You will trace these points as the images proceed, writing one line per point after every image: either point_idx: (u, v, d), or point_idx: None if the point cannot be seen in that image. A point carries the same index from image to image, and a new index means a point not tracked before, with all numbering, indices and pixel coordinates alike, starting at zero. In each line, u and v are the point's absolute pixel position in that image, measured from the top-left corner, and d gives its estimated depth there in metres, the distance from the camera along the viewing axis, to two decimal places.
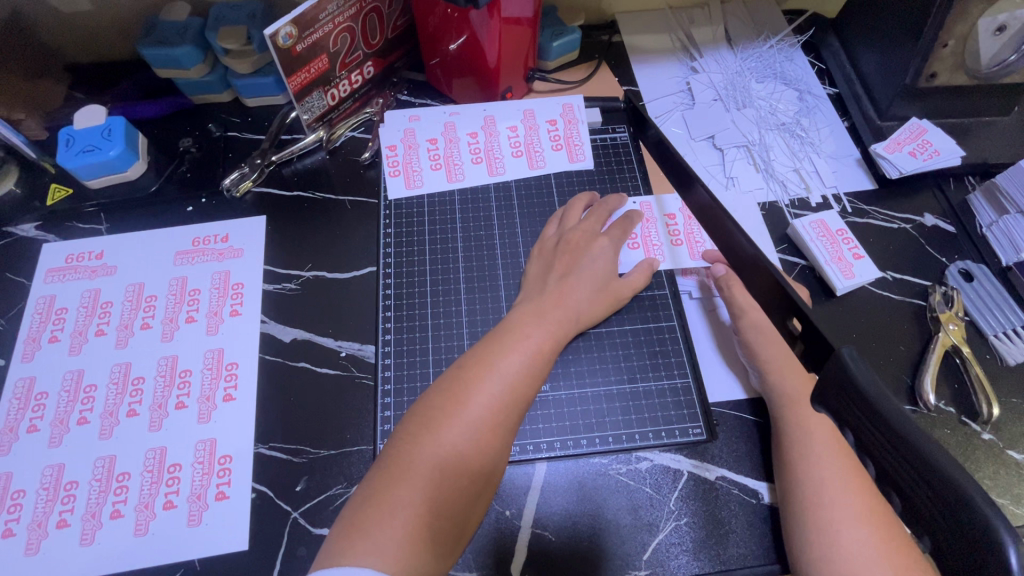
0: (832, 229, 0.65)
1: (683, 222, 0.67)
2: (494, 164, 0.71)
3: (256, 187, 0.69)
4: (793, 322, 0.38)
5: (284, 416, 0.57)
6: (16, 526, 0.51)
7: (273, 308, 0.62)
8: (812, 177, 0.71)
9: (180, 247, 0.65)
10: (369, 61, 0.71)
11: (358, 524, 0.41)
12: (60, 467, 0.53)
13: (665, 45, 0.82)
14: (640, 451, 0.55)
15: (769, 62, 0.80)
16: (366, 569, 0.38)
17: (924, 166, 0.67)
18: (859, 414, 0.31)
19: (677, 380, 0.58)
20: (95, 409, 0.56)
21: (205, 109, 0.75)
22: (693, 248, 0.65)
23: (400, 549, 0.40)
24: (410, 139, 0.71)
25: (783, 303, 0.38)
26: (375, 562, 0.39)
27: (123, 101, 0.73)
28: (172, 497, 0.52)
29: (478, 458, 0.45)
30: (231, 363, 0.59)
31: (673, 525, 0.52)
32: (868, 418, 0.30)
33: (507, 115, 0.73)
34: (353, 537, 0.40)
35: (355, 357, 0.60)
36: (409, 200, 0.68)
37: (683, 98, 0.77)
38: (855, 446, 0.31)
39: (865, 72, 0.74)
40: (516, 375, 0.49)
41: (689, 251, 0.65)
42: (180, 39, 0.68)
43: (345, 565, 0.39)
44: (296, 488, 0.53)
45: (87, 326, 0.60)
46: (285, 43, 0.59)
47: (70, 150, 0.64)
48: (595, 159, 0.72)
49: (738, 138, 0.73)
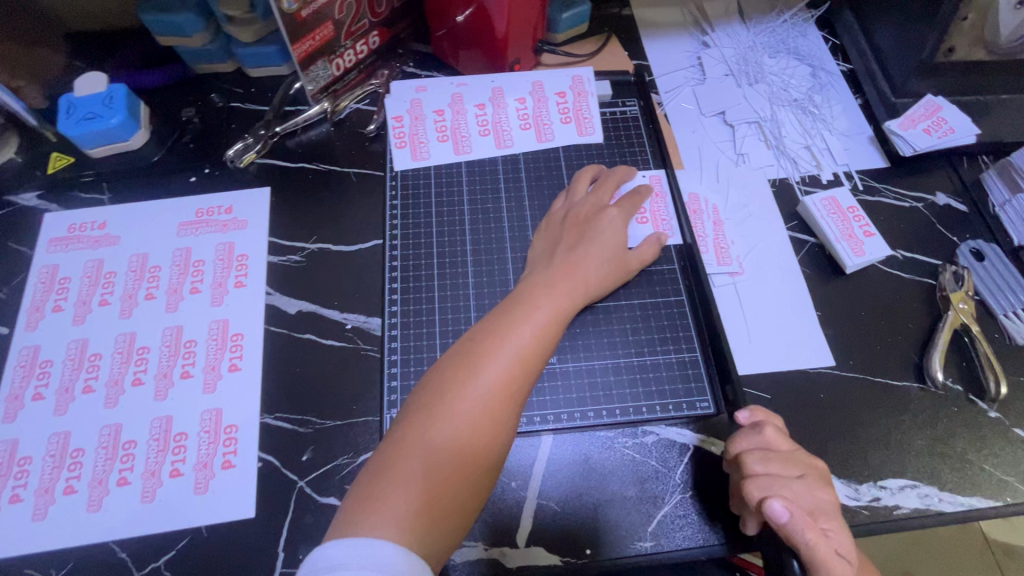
0: (843, 207, 0.65)
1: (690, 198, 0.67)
2: (501, 136, 0.69)
3: (260, 159, 0.68)
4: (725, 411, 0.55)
5: (290, 387, 0.56)
6: (23, 491, 0.51)
7: (279, 280, 0.62)
8: (824, 154, 0.70)
9: (183, 217, 0.64)
10: (374, 30, 0.70)
11: (371, 494, 0.41)
12: (66, 434, 0.53)
13: (675, 19, 0.80)
14: (646, 425, 0.55)
15: (782, 37, 0.78)
16: (380, 540, 0.38)
17: (939, 143, 0.66)
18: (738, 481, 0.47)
19: (685, 355, 0.58)
20: (100, 378, 0.56)
21: (207, 79, 0.74)
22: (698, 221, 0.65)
23: (415, 519, 0.40)
24: (416, 110, 0.70)
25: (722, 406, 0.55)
26: (390, 532, 0.39)
27: (124, 69, 0.72)
28: (178, 465, 0.52)
29: (489, 430, 0.45)
30: (236, 335, 0.58)
31: (678, 498, 0.52)
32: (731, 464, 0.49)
33: (516, 87, 0.72)
34: (367, 507, 0.40)
35: (361, 330, 0.59)
36: (416, 172, 0.67)
37: (694, 73, 0.76)
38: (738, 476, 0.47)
39: (880, 47, 0.72)
40: (526, 347, 0.49)
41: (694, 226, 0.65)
42: (182, 5, 0.67)
43: (360, 536, 0.39)
44: (302, 457, 0.53)
45: (91, 295, 0.60)
46: (290, 8, 0.58)
47: (72, 117, 0.63)
48: (604, 133, 0.70)
49: (750, 114, 0.72)
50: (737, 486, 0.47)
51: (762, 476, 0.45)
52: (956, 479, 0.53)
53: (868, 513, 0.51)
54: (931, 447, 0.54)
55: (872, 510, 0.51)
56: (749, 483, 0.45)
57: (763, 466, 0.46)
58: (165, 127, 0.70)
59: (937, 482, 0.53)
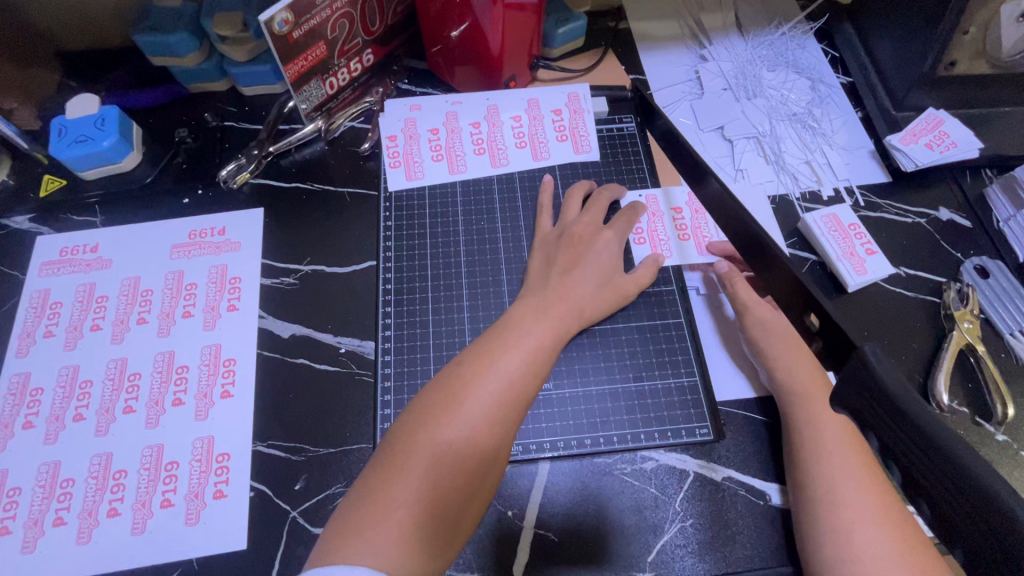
0: (844, 223, 0.64)
1: (690, 215, 0.65)
2: (497, 155, 0.69)
3: (254, 179, 0.68)
4: (811, 318, 0.36)
5: (283, 413, 0.56)
6: (11, 523, 0.50)
7: (272, 303, 0.61)
8: (824, 169, 0.69)
9: (176, 240, 0.64)
10: (368, 48, 0.69)
11: (351, 524, 0.40)
12: (56, 464, 0.53)
13: (673, 32, 0.79)
14: (644, 451, 0.54)
15: (780, 50, 0.78)
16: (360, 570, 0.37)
17: (941, 158, 0.64)
18: (883, 415, 0.29)
19: (684, 378, 0.57)
20: (91, 406, 0.55)
21: (201, 98, 0.73)
22: (700, 241, 0.64)
23: (397, 549, 0.39)
24: (410, 129, 0.69)
25: (799, 299, 0.37)
26: (370, 562, 0.38)
27: (116, 89, 0.71)
28: (169, 496, 0.51)
29: (475, 458, 0.44)
30: (228, 360, 0.58)
31: (678, 526, 0.51)
32: (927, 456, 0.27)
33: (511, 105, 0.71)
34: (346, 537, 0.40)
35: (354, 354, 0.58)
36: (410, 192, 0.67)
37: (692, 88, 0.75)
38: (902, 488, 0.28)
39: (881, 60, 0.71)
40: (516, 372, 0.48)
41: (696, 246, 0.63)
42: (174, 26, 0.66)
43: (338, 565, 0.38)
44: (295, 486, 0.53)
45: (83, 320, 0.59)
46: (281, 30, 0.57)
47: (63, 140, 0.62)
48: (601, 150, 0.70)
49: (748, 129, 0.71)
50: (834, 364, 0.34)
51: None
52: None
53: None
54: None
55: None
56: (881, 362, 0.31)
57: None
58: (159, 148, 0.69)
59: None
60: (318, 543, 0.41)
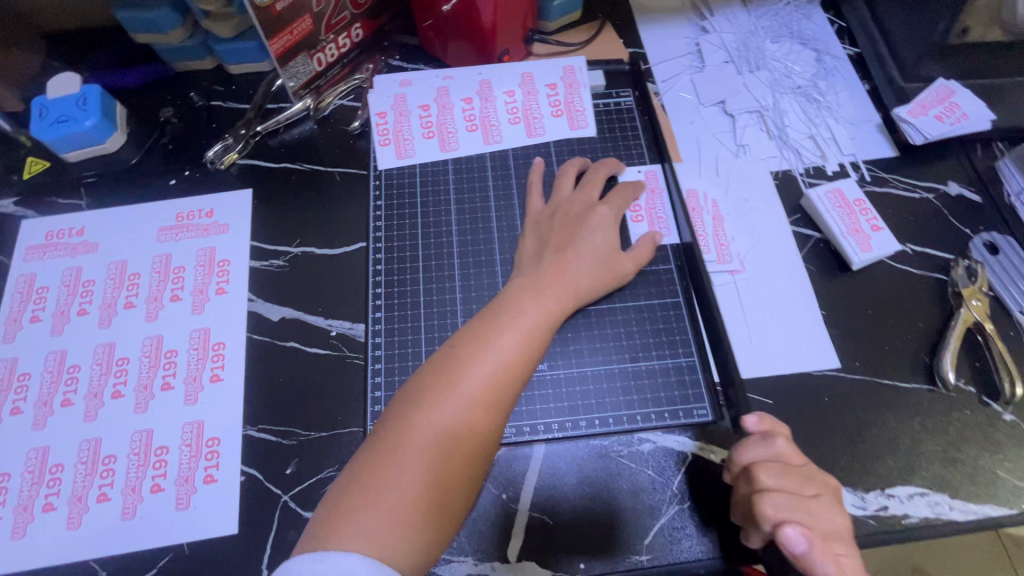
0: (850, 199, 0.62)
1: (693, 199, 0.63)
2: (490, 131, 0.67)
3: (241, 159, 0.66)
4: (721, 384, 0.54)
5: (272, 398, 0.55)
6: (1, 509, 0.50)
7: (262, 286, 0.60)
8: (829, 143, 0.67)
9: (163, 222, 0.62)
10: (357, 23, 0.67)
11: (345, 508, 0.40)
12: (44, 449, 0.52)
13: (673, 3, 0.77)
14: (642, 433, 0.53)
15: (785, 21, 0.75)
16: (351, 555, 0.36)
17: (951, 131, 0.62)
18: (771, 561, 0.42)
19: (682, 358, 0.56)
20: (79, 391, 0.54)
21: (186, 77, 0.71)
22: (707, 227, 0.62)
23: (393, 533, 0.39)
24: (401, 105, 0.67)
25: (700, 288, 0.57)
26: (363, 546, 0.38)
27: (101, 71, 0.70)
28: (159, 481, 0.51)
29: (472, 440, 0.43)
30: (218, 343, 0.57)
31: (675, 509, 0.50)
32: None
33: (506, 79, 0.69)
34: (339, 522, 0.39)
35: (346, 337, 0.57)
36: (401, 170, 0.65)
37: (693, 61, 0.73)
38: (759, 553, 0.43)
39: (890, 29, 0.68)
40: (512, 353, 0.47)
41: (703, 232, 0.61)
42: (156, 1, 0.64)
43: (331, 551, 0.37)
44: (286, 470, 0.52)
45: (69, 305, 0.58)
46: (263, 1, 0.55)
47: (44, 121, 0.60)
48: (598, 126, 0.67)
49: (750, 103, 0.69)
50: (745, 498, 0.44)
51: (779, 492, 0.42)
52: (968, 486, 0.51)
53: (875, 523, 0.49)
54: (942, 453, 0.52)
55: (880, 521, 0.49)
56: (762, 501, 0.42)
57: (776, 480, 0.43)
58: (144, 128, 0.68)
59: (949, 490, 0.50)
60: (310, 526, 0.41)
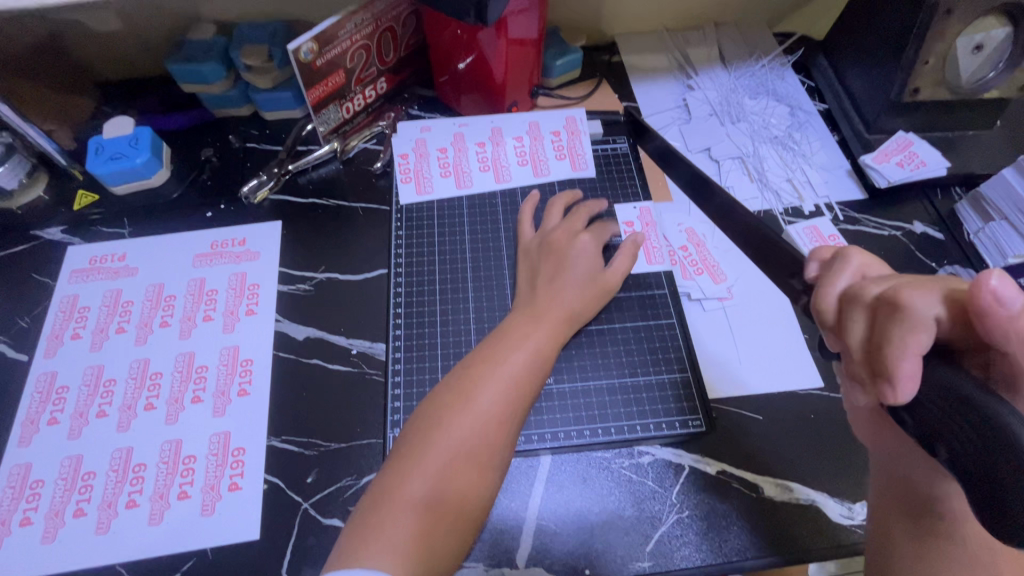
0: (824, 235, 0.69)
1: (696, 250, 0.69)
2: (500, 172, 0.74)
3: (273, 195, 0.73)
4: None
5: (296, 411, 0.58)
6: (34, 514, 0.52)
7: (288, 308, 0.64)
8: (805, 187, 0.74)
9: (199, 250, 0.68)
10: (382, 77, 0.75)
11: (371, 520, 0.43)
12: (78, 458, 0.55)
13: (662, 64, 0.86)
14: (641, 445, 0.57)
15: (761, 80, 0.84)
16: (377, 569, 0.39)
17: (912, 176, 0.70)
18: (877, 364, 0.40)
19: (676, 374, 0.60)
20: (114, 403, 0.58)
21: (225, 122, 0.79)
22: (714, 274, 0.67)
23: (417, 542, 0.42)
24: (421, 148, 0.75)
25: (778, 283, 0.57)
26: (389, 555, 0.41)
27: (148, 114, 0.77)
28: (186, 488, 0.54)
29: (487, 453, 0.47)
30: (246, 360, 0.61)
31: (674, 517, 0.53)
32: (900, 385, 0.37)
33: (514, 127, 0.77)
34: (366, 533, 0.42)
35: (365, 355, 0.62)
36: (420, 205, 0.71)
37: (680, 113, 0.81)
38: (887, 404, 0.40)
39: (853, 88, 0.78)
40: (520, 372, 0.51)
41: (710, 278, 0.66)
42: (206, 56, 0.73)
43: (359, 565, 0.40)
44: (307, 479, 0.55)
45: (108, 323, 0.63)
46: (306, 58, 0.63)
47: (99, 158, 0.67)
48: (596, 168, 0.75)
49: (733, 150, 0.77)
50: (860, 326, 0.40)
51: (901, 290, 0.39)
52: None
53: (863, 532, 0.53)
54: None
55: None
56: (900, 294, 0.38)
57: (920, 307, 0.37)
58: (185, 165, 0.74)
59: None
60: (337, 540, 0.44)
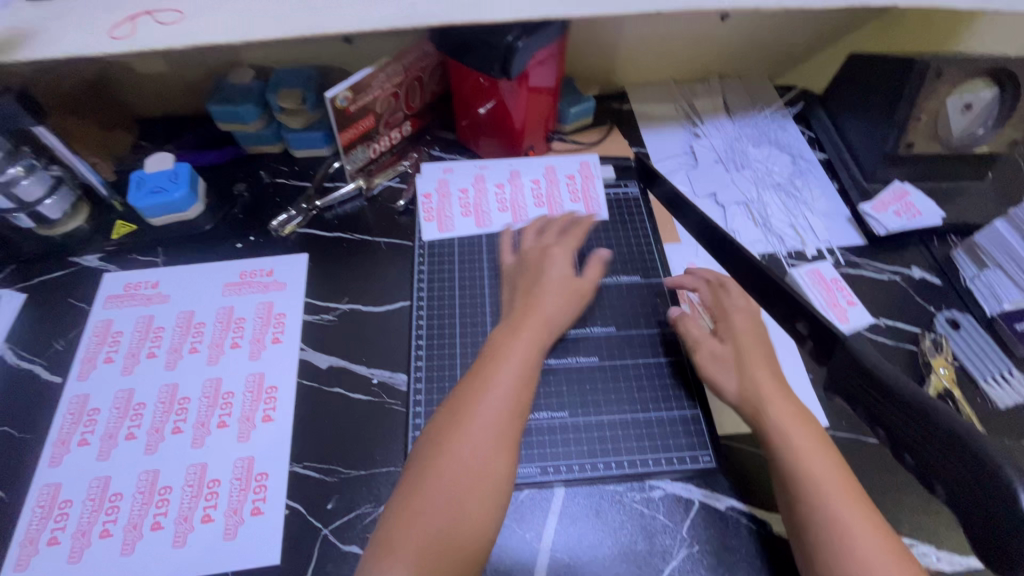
0: (827, 278, 0.72)
1: None
2: (518, 211, 0.77)
3: (300, 229, 0.76)
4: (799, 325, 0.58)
5: (318, 438, 0.60)
6: (62, 534, 0.54)
7: (312, 337, 0.67)
8: (808, 232, 0.78)
9: (228, 279, 0.71)
10: (407, 121, 0.80)
11: (387, 543, 0.45)
12: (106, 479, 0.57)
13: (670, 112, 0.92)
14: (652, 479, 0.58)
15: (764, 130, 0.89)
16: None
17: (908, 225, 0.74)
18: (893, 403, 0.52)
19: (687, 410, 0.62)
20: (142, 426, 0.60)
21: (256, 158, 0.83)
22: None
23: (432, 563, 0.44)
24: (443, 188, 0.79)
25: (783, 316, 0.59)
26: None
27: (185, 150, 0.82)
28: (210, 511, 0.55)
29: (488, 474, 0.49)
30: (271, 387, 0.63)
31: (685, 552, 0.54)
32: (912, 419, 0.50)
33: (531, 169, 0.81)
34: (383, 556, 0.45)
35: (386, 384, 0.64)
36: (442, 242, 0.75)
37: (687, 160, 0.86)
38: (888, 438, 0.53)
39: (851, 140, 0.82)
40: (512, 390, 0.53)
41: None
42: (243, 99, 0.78)
43: None
44: (327, 505, 0.56)
45: (140, 348, 0.65)
46: (342, 104, 0.68)
47: (141, 191, 0.71)
48: (609, 210, 0.79)
49: (738, 196, 0.81)
50: None
51: None
52: (953, 538, 0.55)
53: None
54: (926, 506, 0.57)
55: None
56: None
57: None
58: (218, 198, 0.78)
59: (934, 541, 0.55)
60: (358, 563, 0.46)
